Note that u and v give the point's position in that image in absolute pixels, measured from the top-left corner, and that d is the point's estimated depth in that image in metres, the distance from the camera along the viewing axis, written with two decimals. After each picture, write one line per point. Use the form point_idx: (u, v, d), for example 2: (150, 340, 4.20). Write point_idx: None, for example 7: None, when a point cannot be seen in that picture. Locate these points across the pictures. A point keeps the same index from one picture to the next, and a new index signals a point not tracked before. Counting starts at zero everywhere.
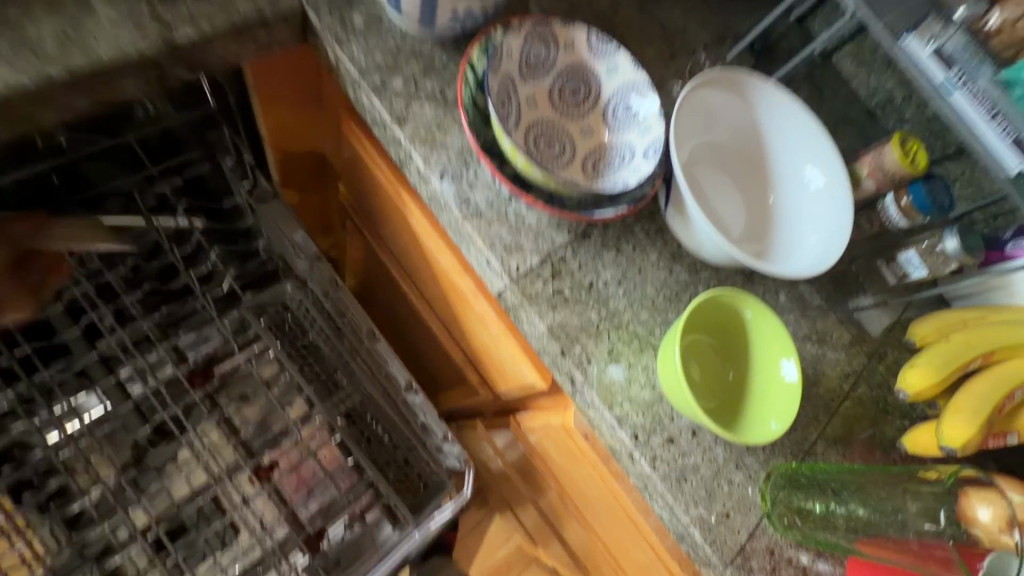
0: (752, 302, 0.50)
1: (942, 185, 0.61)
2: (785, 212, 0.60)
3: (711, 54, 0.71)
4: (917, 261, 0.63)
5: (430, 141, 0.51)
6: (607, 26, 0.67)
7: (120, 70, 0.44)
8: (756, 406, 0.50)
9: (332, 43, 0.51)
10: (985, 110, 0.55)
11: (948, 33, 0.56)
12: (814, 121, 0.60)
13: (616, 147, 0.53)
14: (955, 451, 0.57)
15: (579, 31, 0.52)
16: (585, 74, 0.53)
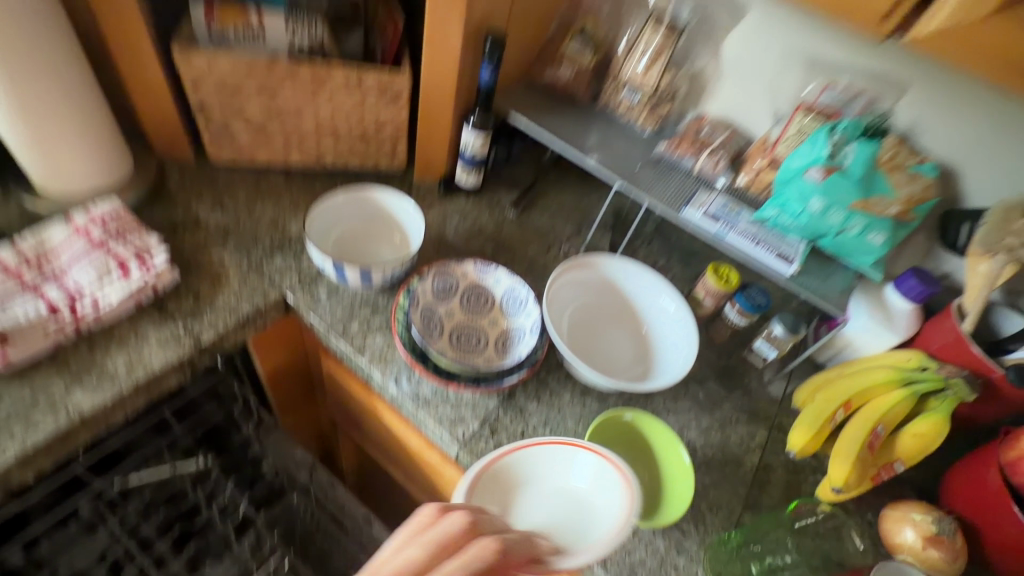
0: (631, 409, 0.70)
1: (756, 290, 0.83)
2: (655, 336, 0.82)
3: (577, 238, 0.99)
4: (767, 346, 0.84)
5: (384, 359, 0.72)
6: (497, 241, 0.95)
7: (165, 371, 0.66)
8: (671, 489, 0.66)
9: (307, 311, 0.75)
10: (750, 242, 0.81)
11: (708, 202, 0.85)
12: (649, 269, 0.84)
13: (513, 330, 0.75)
14: (843, 490, 0.71)
15: (468, 263, 0.78)
16: (481, 287, 0.78)
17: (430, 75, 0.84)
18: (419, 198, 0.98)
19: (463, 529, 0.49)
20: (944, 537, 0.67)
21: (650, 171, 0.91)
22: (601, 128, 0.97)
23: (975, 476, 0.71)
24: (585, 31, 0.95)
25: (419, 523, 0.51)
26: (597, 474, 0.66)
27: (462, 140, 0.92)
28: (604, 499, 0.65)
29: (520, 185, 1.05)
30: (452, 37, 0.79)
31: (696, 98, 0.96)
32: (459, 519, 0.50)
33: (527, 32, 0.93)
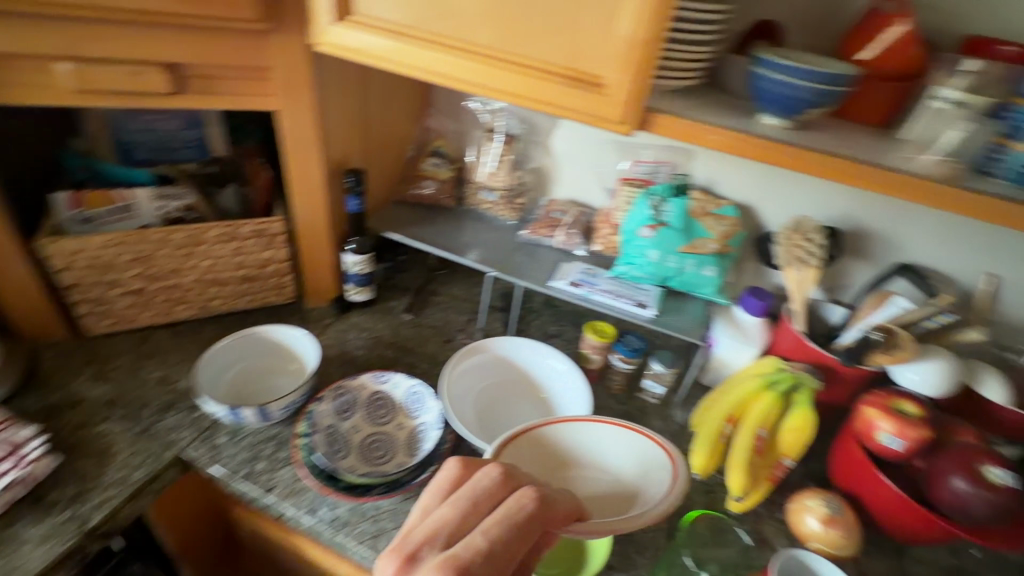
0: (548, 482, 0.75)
1: (631, 337, 0.94)
2: (555, 398, 0.89)
3: (471, 324, 1.07)
4: (653, 383, 0.93)
5: (295, 491, 0.71)
6: (397, 345, 1.01)
7: (48, 569, 0.61)
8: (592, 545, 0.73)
9: (208, 463, 0.73)
10: (611, 298, 0.93)
11: (570, 271, 0.97)
12: (534, 339, 0.92)
13: (420, 428, 0.79)
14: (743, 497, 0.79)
15: (364, 375, 0.81)
16: (380, 394, 0.81)
17: (303, 214, 0.92)
18: (315, 323, 1.03)
19: (498, 482, 0.49)
20: (835, 514, 0.75)
21: (518, 254, 1.03)
22: (471, 227, 1.10)
23: (846, 452, 0.81)
24: (438, 151, 1.11)
25: (445, 485, 0.52)
26: (639, 458, 0.73)
27: (346, 262, 1.00)
28: (641, 473, 0.72)
29: (411, 289, 1.13)
30: (316, 181, 0.89)
31: (542, 188, 1.11)
32: (492, 472, 0.50)
33: (386, 161, 1.06)
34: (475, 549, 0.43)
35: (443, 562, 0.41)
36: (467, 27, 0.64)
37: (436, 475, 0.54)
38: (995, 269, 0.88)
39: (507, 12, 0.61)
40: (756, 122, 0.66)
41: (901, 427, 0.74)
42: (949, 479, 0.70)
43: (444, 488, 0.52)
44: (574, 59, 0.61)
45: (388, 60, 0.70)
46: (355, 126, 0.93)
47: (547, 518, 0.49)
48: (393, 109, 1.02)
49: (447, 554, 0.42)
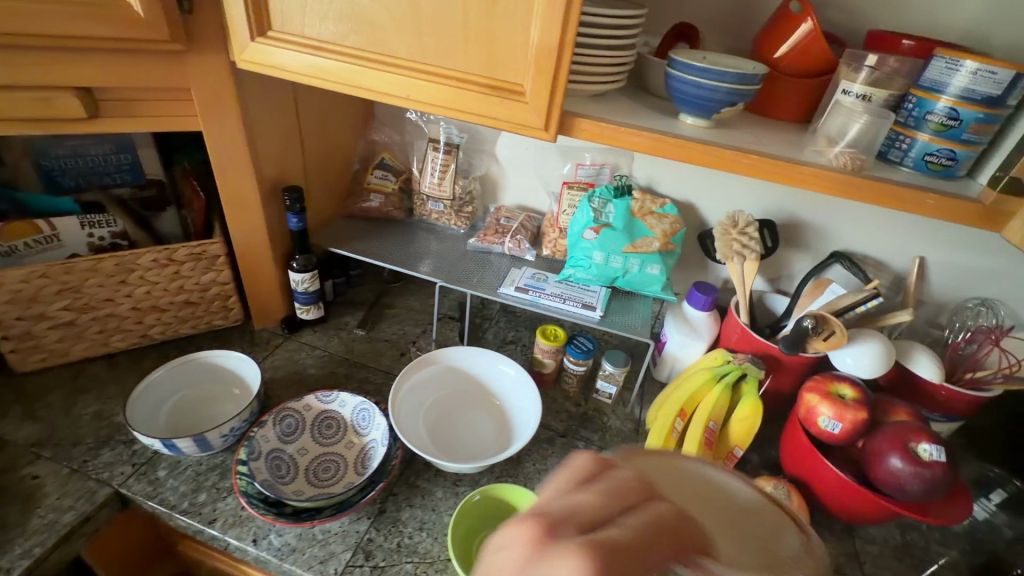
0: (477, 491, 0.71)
1: (582, 338, 0.95)
2: (509, 405, 0.89)
3: (426, 335, 1.06)
4: (606, 384, 0.94)
5: (238, 521, 0.69)
6: (350, 362, 0.99)
7: None
8: None
9: (146, 498, 0.71)
10: (559, 301, 0.93)
11: (518, 276, 0.98)
12: (485, 347, 0.91)
13: (369, 446, 0.77)
14: None
15: (309, 396, 0.80)
16: (328, 414, 0.80)
17: (242, 234, 0.90)
18: (265, 344, 1.00)
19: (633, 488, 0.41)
20: (784, 502, 0.77)
21: (469, 262, 1.03)
22: (421, 237, 1.09)
23: (792, 438, 0.83)
24: (383, 163, 1.10)
25: (582, 467, 0.36)
26: None
27: (292, 281, 0.98)
28: None
29: (364, 305, 1.12)
30: (252, 200, 0.87)
31: (491, 195, 1.12)
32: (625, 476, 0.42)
33: (329, 175, 1.05)
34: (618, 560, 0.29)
35: (583, 553, 0.29)
36: (385, 40, 0.64)
37: (563, 459, 0.38)
38: (923, 252, 0.91)
39: (423, 25, 0.62)
40: (678, 121, 0.68)
41: (840, 410, 0.76)
42: (886, 459, 0.72)
43: (577, 471, 0.36)
44: (491, 69, 0.61)
45: (315, 77, 0.69)
46: (291, 142, 0.92)
47: (691, 557, 0.31)
48: (333, 123, 1.01)
49: (588, 544, 0.29)
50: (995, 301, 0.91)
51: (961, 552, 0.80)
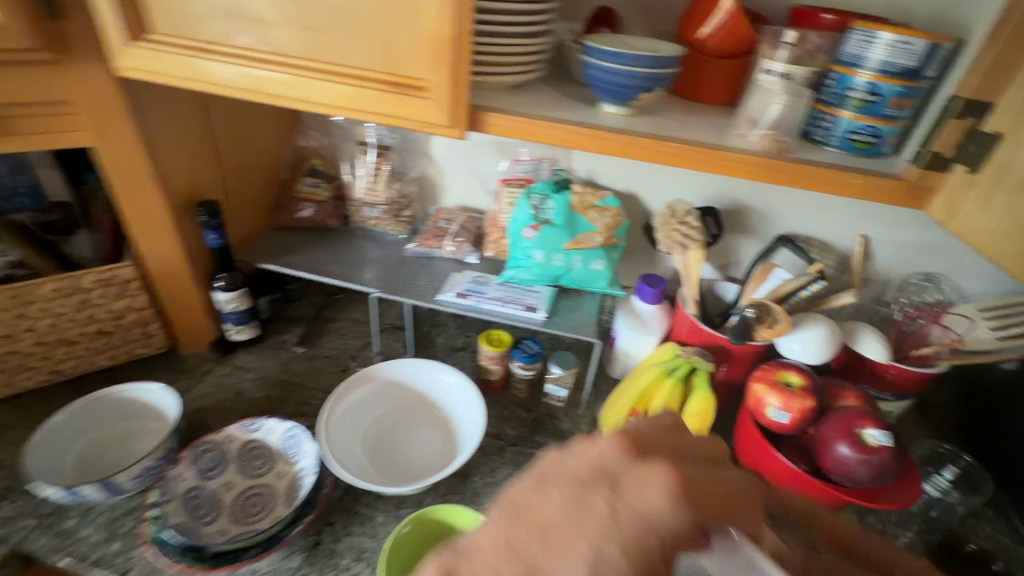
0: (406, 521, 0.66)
1: (528, 342, 0.92)
2: (454, 416, 0.84)
3: (370, 348, 1.01)
4: (555, 387, 0.91)
5: (155, 569, 0.64)
6: (287, 383, 0.94)
7: None
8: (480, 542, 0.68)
9: (50, 553, 0.64)
10: (500, 305, 0.89)
11: (457, 281, 0.94)
12: (425, 358, 0.87)
13: (299, 474, 0.72)
14: None
15: (231, 426, 0.75)
16: (254, 444, 0.75)
17: (156, 255, 0.84)
18: (193, 371, 0.94)
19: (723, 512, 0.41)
20: None
21: (409, 270, 0.99)
22: (359, 246, 1.04)
23: (744, 430, 0.81)
24: (314, 170, 1.04)
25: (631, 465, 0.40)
26: None
27: (218, 301, 0.92)
28: None
29: (304, 320, 1.06)
30: (161, 218, 0.80)
31: (430, 197, 1.06)
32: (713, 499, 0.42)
33: (253, 186, 0.98)
34: (718, 480, 0.34)
35: (670, 474, 0.32)
36: (274, 37, 0.59)
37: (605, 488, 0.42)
38: (866, 230, 0.90)
39: (312, 19, 0.56)
40: (600, 111, 0.64)
41: (787, 400, 0.74)
42: (834, 447, 0.70)
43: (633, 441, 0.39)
44: (391, 63, 0.56)
45: (207, 81, 0.64)
46: (203, 153, 0.85)
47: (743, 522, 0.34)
48: (253, 129, 0.95)
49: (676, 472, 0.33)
50: (938, 276, 0.91)
51: (918, 533, 0.79)
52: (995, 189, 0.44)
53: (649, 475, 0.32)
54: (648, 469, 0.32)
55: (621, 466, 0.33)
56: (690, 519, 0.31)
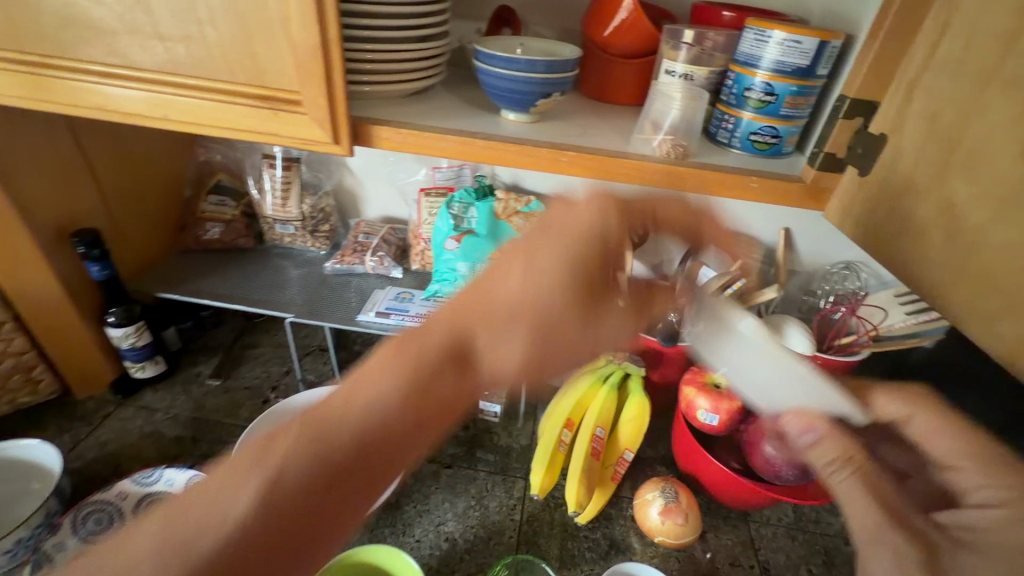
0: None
1: None
2: None
3: (294, 374, 0.94)
4: (489, 403, 0.87)
5: None
6: (199, 420, 0.85)
7: None
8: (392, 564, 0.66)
9: None
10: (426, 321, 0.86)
11: (380, 298, 0.89)
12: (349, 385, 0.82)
13: None
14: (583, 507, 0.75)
15: (125, 482, 0.68)
16: (151, 498, 0.68)
17: (31, 290, 0.75)
18: (89, 416, 0.85)
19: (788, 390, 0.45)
20: (672, 503, 0.73)
21: (329, 288, 0.93)
22: (276, 265, 0.97)
23: (678, 433, 0.80)
24: (220, 186, 0.97)
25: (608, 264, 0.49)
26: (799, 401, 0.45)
27: (113, 337, 0.83)
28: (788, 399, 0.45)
29: (221, 347, 0.98)
30: (30, 251, 0.72)
31: (351, 209, 1.01)
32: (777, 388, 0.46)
33: (147, 207, 0.90)
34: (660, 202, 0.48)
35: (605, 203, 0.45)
36: (128, 51, 0.52)
37: None
38: (787, 222, 0.91)
39: (166, 29, 0.51)
40: (501, 119, 0.61)
41: (716, 402, 0.73)
42: (762, 446, 0.69)
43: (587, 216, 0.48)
44: (260, 75, 0.52)
45: (57, 103, 0.57)
46: (78, 174, 0.77)
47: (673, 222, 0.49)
48: (144, 146, 0.87)
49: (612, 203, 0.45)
50: (858, 263, 0.92)
51: None
52: (882, 191, 0.43)
53: (584, 206, 0.45)
54: (590, 204, 0.45)
55: (576, 211, 0.45)
56: (616, 224, 0.45)
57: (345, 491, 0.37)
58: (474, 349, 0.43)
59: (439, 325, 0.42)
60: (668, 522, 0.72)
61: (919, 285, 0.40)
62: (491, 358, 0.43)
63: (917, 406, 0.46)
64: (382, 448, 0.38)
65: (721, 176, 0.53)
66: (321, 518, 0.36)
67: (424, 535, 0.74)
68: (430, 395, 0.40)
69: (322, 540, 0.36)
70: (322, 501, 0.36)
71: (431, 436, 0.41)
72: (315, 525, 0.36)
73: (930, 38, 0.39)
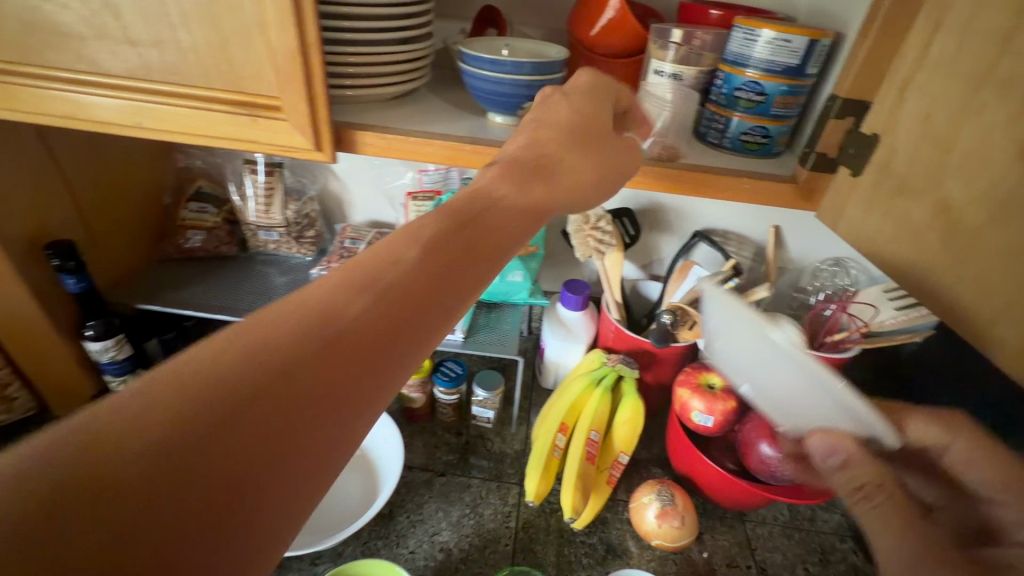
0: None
1: (450, 363, 0.87)
2: (374, 452, 0.78)
3: None
4: (482, 409, 0.86)
5: None
6: None
7: None
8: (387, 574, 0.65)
9: None
10: None
11: None
12: None
13: None
14: (578, 514, 0.74)
15: None
16: None
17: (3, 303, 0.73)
18: None
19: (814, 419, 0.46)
20: (668, 507, 0.73)
21: None
22: (261, 272, 0.95)
23: (673, 435, 0.79)
24: (201, 193, 0.94)
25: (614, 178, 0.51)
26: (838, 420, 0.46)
27: (91, 351, 0.80)
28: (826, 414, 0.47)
29: None
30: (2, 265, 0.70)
31: (336, 213, 0.99)
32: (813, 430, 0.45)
33: (124, 215, 0.87)
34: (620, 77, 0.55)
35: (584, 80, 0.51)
36: (97, 57, 0.50)
37: None
38: (777, 220, 0.91)
39: (136, 33, 0.49)
40: (488, 121, 0.60)
41: (710, 403, 0.73)
42: (757, 447, 0.69)
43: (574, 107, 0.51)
44: (237, 80, 0.50)
45: (25, 111, 0.55)
46: (50, 183, 0.74)
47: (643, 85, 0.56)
48: (120, 153, 0.84)
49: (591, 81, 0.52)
50: (847, 259, 0.92)
51: (842, 513, 0.81)
52: (876, 191, 0.43)
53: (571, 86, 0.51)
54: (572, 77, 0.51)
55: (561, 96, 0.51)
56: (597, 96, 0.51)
57: (385, 329, 0.32)
58: (551, 165, 0.46)
59: (509, 151, 0.46)
60: (665, 523, 0.72)
61: (914, 286, 0.39)
62: (571, 170, 0.47)
63: (955, 434, 0.49)
64: (432, 282, 0.35)
65: (712, 178, 0.53)
66: (354, 357, 0.30)
67: (417, 546, 0.72)
68: (511, 190, 0.43)
69: (361, 384, 0.30)
70: (360, 343, 0.31)
71: (521, 238, 0.42)
72: (353, 365, 0.30)
73: (921, 38, 0.38)
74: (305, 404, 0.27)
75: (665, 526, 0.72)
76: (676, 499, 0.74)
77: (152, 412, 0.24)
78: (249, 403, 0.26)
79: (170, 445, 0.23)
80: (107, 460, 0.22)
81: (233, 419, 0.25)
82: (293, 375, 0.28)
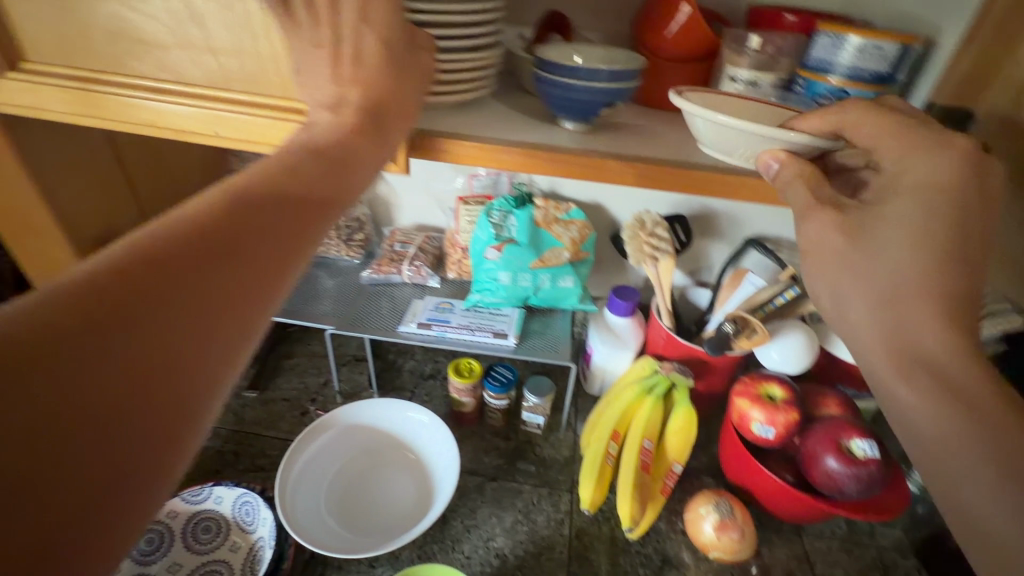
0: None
1: (500, 368, 0.87)
2: (427, 452, 0.79)
3: (332, 384, 0.93)
4: (532, 414, 0.86)
5: None
6: (240, 434, 0.84)
7: None
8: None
9: None
10: (467, 332, 0.85)
11: (420, 307, 0.88)
12: (386, 397, 0.82)
13: (258, 544, 0.67)
14: (635, 524, 0.73)
15: (174, 500, 0.69)
16: (207, 515, 0.69)
17: None
18: None
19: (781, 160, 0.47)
20: (727, 519, 0.72)
21: (366, 299, 0.92)
22: (311, 275, 0.96)
23: (730, 446, 0.78)
24: None
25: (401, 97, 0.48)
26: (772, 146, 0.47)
27: None
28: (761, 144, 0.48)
29: (255, 357, 0.96)
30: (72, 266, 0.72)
31: (384, 217, 1.00)
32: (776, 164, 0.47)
33: None
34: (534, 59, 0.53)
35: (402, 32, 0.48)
36: (182, 65, 0.51)
37: None
38: None
39: (223, 41, 0.50)
40: (559, 128, 0.60)
41: (772, 414, 0.72)
42: (822, 460, 0.68)
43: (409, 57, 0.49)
44: None
45: (121, 122, 0.56)
46: (117, 186, 0.76)
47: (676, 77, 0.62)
48: None
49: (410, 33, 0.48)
50: None
51: (902, 529, 0.79)
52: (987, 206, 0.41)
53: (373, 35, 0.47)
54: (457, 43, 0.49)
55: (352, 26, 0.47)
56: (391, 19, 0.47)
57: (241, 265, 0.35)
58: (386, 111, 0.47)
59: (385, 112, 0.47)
60: (723, 534, 0.71)
61: None
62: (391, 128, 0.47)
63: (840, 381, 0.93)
64: (284, 215, 0.39)
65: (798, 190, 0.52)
66: (226, 268, 0.35)
67: (473, 551, 0.72)
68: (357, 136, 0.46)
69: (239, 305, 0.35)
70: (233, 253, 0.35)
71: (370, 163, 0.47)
72: (231, 303, 0.34)
73: None
74: (189, 311, 0.32)
75: (723, 537, 0.71)
76: (737, 510, 0.73)
77: (47, 331, 0.26)
78: (141, 314, 0.30)
79: (81, 355, 0.27)
80: (61, 358, 0.26)
81: (133, 329, 0.29)
82: (183, 311, 0.32)
